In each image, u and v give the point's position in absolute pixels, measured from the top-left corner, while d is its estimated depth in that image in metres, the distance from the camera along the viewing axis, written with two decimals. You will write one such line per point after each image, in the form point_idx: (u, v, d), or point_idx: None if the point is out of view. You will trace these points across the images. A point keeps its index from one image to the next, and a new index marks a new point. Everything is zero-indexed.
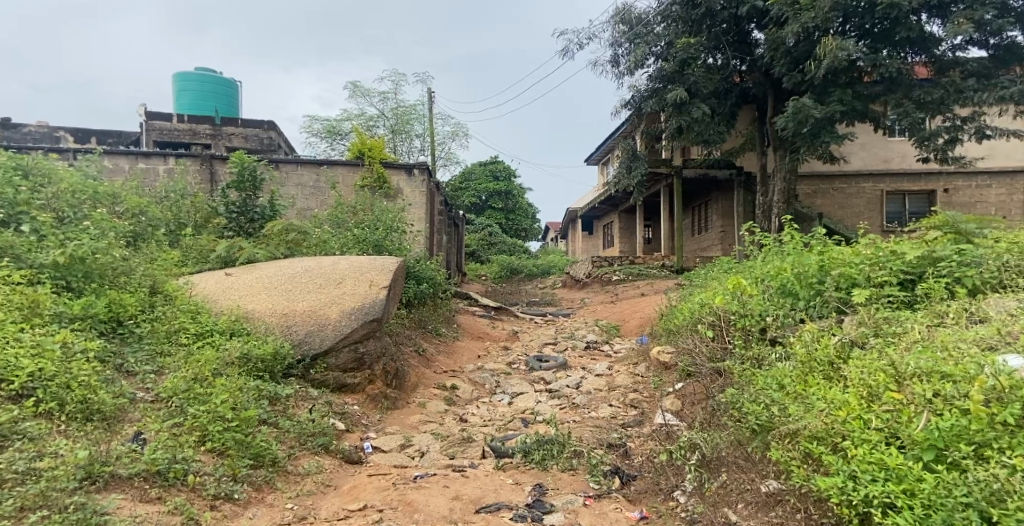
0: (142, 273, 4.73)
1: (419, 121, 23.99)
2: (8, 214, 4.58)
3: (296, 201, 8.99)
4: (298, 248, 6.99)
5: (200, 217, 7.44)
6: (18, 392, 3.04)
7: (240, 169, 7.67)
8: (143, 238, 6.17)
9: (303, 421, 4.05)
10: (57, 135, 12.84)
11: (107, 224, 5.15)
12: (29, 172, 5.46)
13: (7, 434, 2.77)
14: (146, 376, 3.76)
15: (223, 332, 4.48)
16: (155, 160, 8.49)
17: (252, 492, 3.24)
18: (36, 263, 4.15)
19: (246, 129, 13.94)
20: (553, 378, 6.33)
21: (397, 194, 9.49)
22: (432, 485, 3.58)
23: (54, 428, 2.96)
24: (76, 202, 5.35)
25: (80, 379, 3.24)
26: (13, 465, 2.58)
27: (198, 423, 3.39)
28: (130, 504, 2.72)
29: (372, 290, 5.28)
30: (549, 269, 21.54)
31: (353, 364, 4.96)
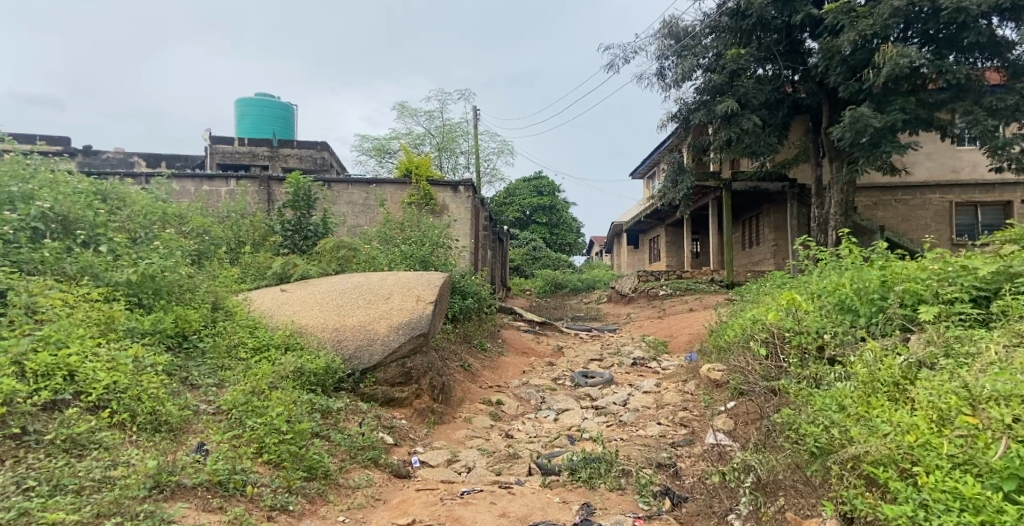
0: (205, 290, 4.96)
1: (465, 138, 24.32)
2: (89, 235, 4.88)
3: (347, 219, 9.26)
4: (348, 264, 7.21)
5: (258, 235, 7.72)
6: (94, 403, 3.21)
7: (297, 189, 8.04)
8: (208, 257, 6.46)
9: (353, 435, 4.13)
10: (132, 161, 13.66)
11: (175, 244, 5.42)
12: (107, 196, 5.83)
13: (85, 443, 2.93)
14: (209, 389, 3.92)
15: (279, 346, 4.63)
16: (216, 182, 8.89)
17: (306, 504, 3.32)
18: (112, 280, 4.40)
19: (301, 150, 14.47)
20: (600, 394, 6.27)
21: (443, 211, 9.63)
22: (479, 501, 3.59)
23: (126, 438, 3.11)
24: (147, 222, 5.70)
25: (150, 391, 3.42)
26: (91, 473, 2.72)
27: (255, 435, 3.51)
28: (194, 513, 2.83)
29: (418, 305, 5.38)
30: (594, 283, 21.34)
31: (400, 378, 5.02)
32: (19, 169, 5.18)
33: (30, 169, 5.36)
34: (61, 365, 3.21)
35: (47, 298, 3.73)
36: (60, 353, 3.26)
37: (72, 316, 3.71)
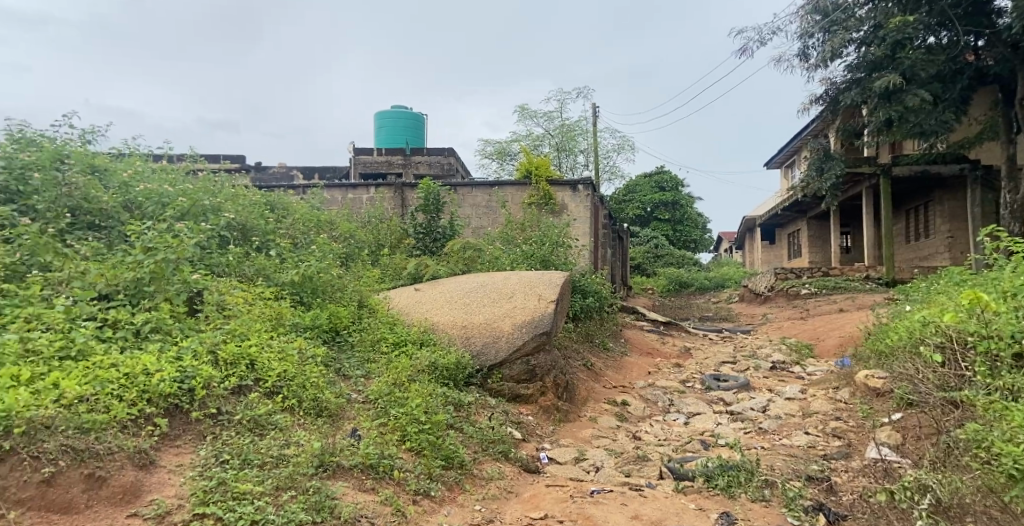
0: (353, 289, 5.31)
1: (584, 137, 24.10)
2: (262, 241, 5.52)
3: (471, 221, 9.52)
4: (473, 265, 7.38)
5: (394, 237, 8.16)
6: (271, 389, 3.53)
7: (427, 194, 8.44)
8: (352, 259, 6.94)
9: (484, 428, 4.21)
10: (293, 174, 15.12)
11: (326, 247, 5.89)
12: (275, 206, 6.49)
13: (265, 424, 3.23)
14: (358, 380, 4.18)
15: (415, 342, 4.86)
16: (359, 190, 9.55)
17: (445, 491, 3.42)
18: (280, 281, 4.89)
19: (431, 157, 15.13)
20: (735, 400, 5.88)
21: (562, 210, 9.57)
22: (609, 501, 3.49)
23: (294, 421, 3.40)
24: (306, 229, 6.27)
25: (312, 380, 3.71)
26: (270, 451, 3.00)
27: (398, 424, 3.70)
28: (352, 492, 3.02)
29: (541, 304, 5.36)
30: (723, 281, 20.18)
31: (524, 375, 5.04)
32: (210, 185, 5.95)
33: (218, 186, 6.12)
34: (244, 354, 3.58)
35: (232, 297, 4.19)
36: (243, 343, 3.64)
37: (250, 312, 4.13)
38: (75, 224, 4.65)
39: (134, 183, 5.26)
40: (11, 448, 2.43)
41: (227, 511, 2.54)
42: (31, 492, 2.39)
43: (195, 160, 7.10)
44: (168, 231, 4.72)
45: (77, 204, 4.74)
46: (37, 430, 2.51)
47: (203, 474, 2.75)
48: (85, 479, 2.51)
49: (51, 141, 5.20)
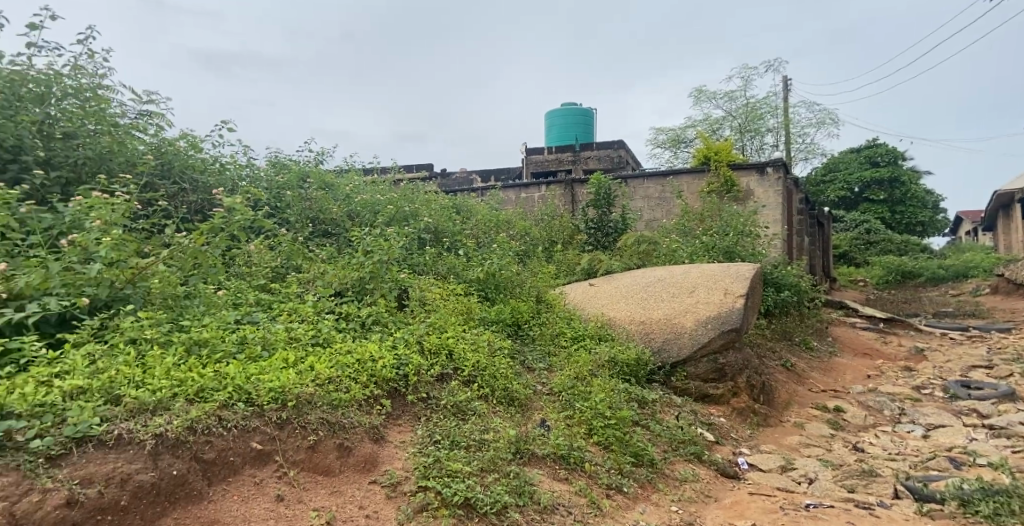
0: (530, 285, 5.49)
1: (772, 114, 22.30)
2: (451, 241, 5.93)
3: (643, 214, 9.27)
4: (649, 258, 7.20)
5: (566, 234, 8.24)
6: (468, 378, 3.79)
7: (597, 189, 8.45)
8: (529, 255, 7.18)
9: (672, 428, 4.09)
10: (472, 178, 16.07)
11: (508, 245, 6.19)
12: (460, 209, 6.96)
13: (465, 409, 3.49)
14: (541, 372, 4.32)
15: (593, 337, 4.91)
16: (531, 189, 9.86)
17: (638, 489, 3.39)
18: (467, 278, 5.23)
19: (600, 152, 15.12)
20: (995, 412, 5.02)
21: (747, 197, 8.92)
22: (831, 518, 3.18)
23: (490, 408, 3.62)
24: (487, 229, 6.67)
25: (501, 371, 3.92)
26: (472, 434, 3.23)
27: (584, 417, 3.76)
28: (547, 480, 3.16)
29: (727, 298, 5.02)
30: (970, 267, 17.16)
31: (713, 375, 4.81)
32: (409, 193, 6.64)
33: (416, 193, 6.80)
34: (443, 344, 3.88)
35: (431, 293, 4.59)
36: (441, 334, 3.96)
37: (444, 306, 4.49)
38: (313, 231, 5.49)
39: (354, 194, 6.02)
40: (290, 415, 2.92)
41: (445, 487, 2.80)
42: (302, 455, 2.84)
43: (394, 169, 7.94)
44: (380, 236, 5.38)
45: (317, 214, 5.61)
46: (301, 404, 2.98)
47: (421, 451, 3.07)
48: (337, 448, 2.94)
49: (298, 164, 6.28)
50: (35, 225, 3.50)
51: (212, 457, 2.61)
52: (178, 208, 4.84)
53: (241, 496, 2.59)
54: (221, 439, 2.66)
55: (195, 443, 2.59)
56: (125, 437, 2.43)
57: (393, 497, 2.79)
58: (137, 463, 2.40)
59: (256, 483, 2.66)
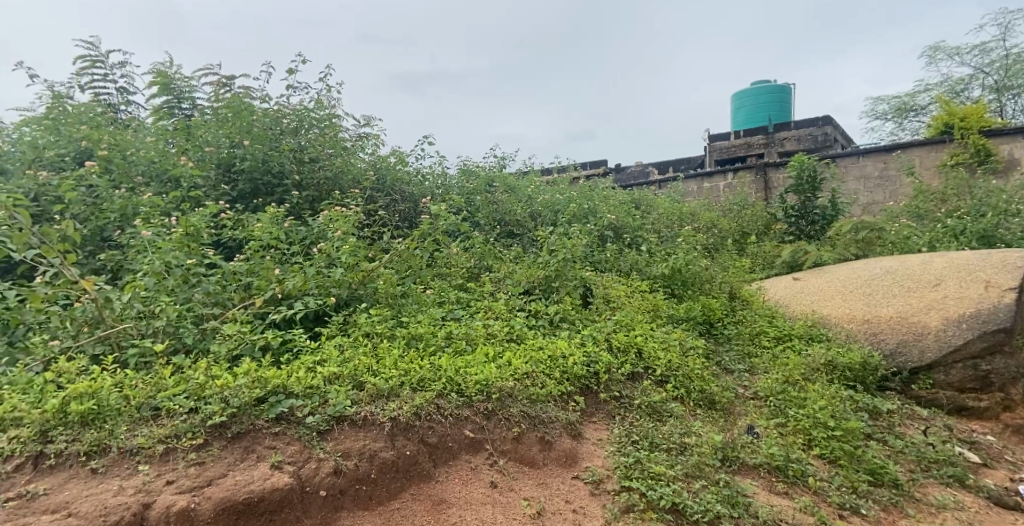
0: (721, 280, 5.12)
1: None
2: (632, 237, 5.82)
3: (859, 196, 8.19)
4: (872, 247, 6.31)
5: (762, 224, 7.59)
6: (661, 378, 3.63)
7: (799, 172, 7.39)
8: (718, 248, 6.76)
9: (920, 445, 3.49)
10: (648, 170, 15.53)
11: (693, 239, 5.98)
12: (640, 203, 7.03)
13: (662, 410, 3.36)
14: (742, 375, 4.00)
15: (802, 337, 4.41)
16: (716, 178, 9.25)
17: (880, 512, 2.92)
18: (651, 275, 5.07)
19: None
20: None
21: (1011, 167, 7.40)
22: None
23: (688, 411, 3.44)
24: (669, 224, 6.48)
25: (696, 372, 3.69)
26: (673, 437, 3.10)
27: (801, 426, 3.40)
28: (764, 493, 2.89)
29: (987, 294, 4.20)
30: None
31: (973, 384, 4.05)
32: (586, 191, 6.66)
33: (593, 190, 6.83)
34: (630, 342, 3.77)
35: (615, 290, 4.53)
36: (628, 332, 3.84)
37: (629, 303, 4.38)
38: (501, 232, 5.66)
39: (536, 194, 6.15)
40: (495, 406, 3.00)
41: (651, 489, 2.72)
42: (509, 445, 2.91)
43: (569, 168, 7.98)
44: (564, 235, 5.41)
45: (503, 216, 5.79)
46: (504, 397, 3.06)
47: (621, 450, 3.01)
48: (540, 441, 2.97)
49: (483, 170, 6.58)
50: (294, 236, 4.10)
51: (435, 441, 2.77)
52: (391, 215, 5.24)
53: (461, 478, 2.72)
54: (441, 426, 2.83)
55: (421, 427, 2.77)
56: (371, 418, 2.70)
57: (597, 494, 2.75)
58: (379, 441, 2.64)
59: (472, 468, 2.78)
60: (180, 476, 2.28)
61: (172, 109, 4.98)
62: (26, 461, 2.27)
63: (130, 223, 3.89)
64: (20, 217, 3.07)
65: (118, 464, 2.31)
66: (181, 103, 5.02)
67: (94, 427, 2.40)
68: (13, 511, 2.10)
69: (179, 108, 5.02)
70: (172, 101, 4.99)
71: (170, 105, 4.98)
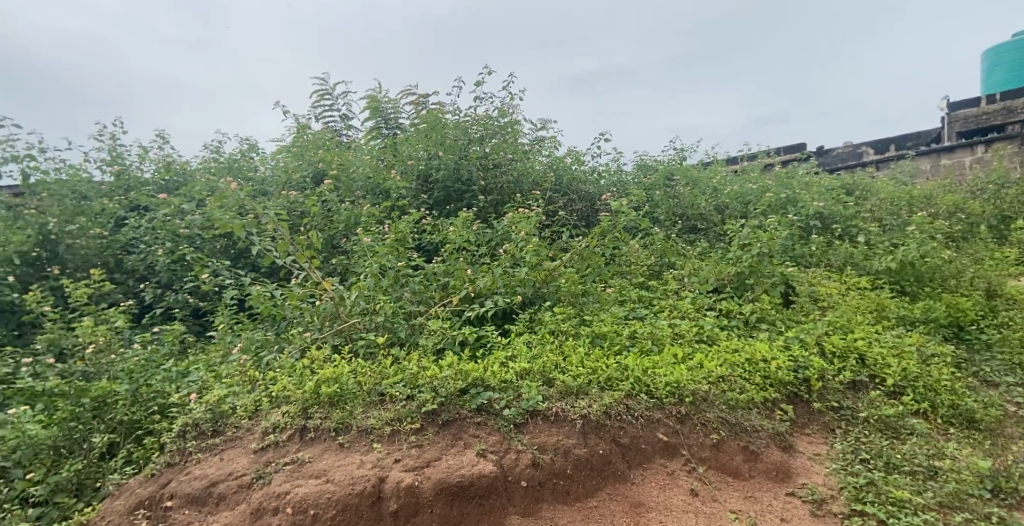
0: (973, 274, 4.32)
1: None
2: (844, 228, 5.16)
3: None
4: None
5: None
6: (894, 389, 3.11)
7: None
8: (968, 237, 5.63)
9: None
10: None
11: (930, 226, 5.07)
12: (854, 189, 6.23)
13: (898, 426, 2.90)
14: (1012, 389, 3.26)
15: None
16: (959, 152, 7.76)
17: None
18: (873, 269, 4.41)
19: None
20: None
21: None
22: None
23: (934, 428, 2.93)
24: (896, 208, 5.60)
25: (944, 383, 3.12)
26: (917, 459, 2.69)
27: None
28: None
29: None
30: None
31: None
32: (786, 178, 6.09)
33: (793, 176, 6.20)
34: (850, 348, 3.27)
35: (825, 287, 4.08)
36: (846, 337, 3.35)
37: (844, 303, 3.88)
38: (683, 227, 5.44)
39: (722, 185, 5.77)
40: (688, 410, 2.84)
41: (894, 518, 2.41)
42: (707, 452, 2.75)
43: (761, 154, 7.26)
44: (759, 228, 4.95)
45: (685, 210, 5.55)
46: (698, 401, 2.88)
47: (848, 468, 2.69)
48: (743, 451, 2.76)
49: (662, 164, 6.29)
50: (482, 238, 4.31)
51: (627, 442, 2.72)
52: (570, 214, 5.33)
53: (658, 483, 2.64)
54: (633, 427, 2.76)
55: (612, 427, 2.74)
56: (562, 415, 2.74)
57: (820, 515, 2.50)
58: (573, 438, 2.66)
59: (668, 473, 2.67)
60: (405, 456, 2.53)
61: (380, 129, 5.62)
62: (292, 433, 2.70)
63: (354, 231, 4.49)
64: (282, 231, 3.84)
65: (358, 441, 2.63)
66: (388, 123, 5.64)
67: (338, 407, 2.77)
68: (286, 474, 2.50)
69: (386, 128, 5.65)
70: (381, 122, 5.62)
71: (378, 126, 5.63)
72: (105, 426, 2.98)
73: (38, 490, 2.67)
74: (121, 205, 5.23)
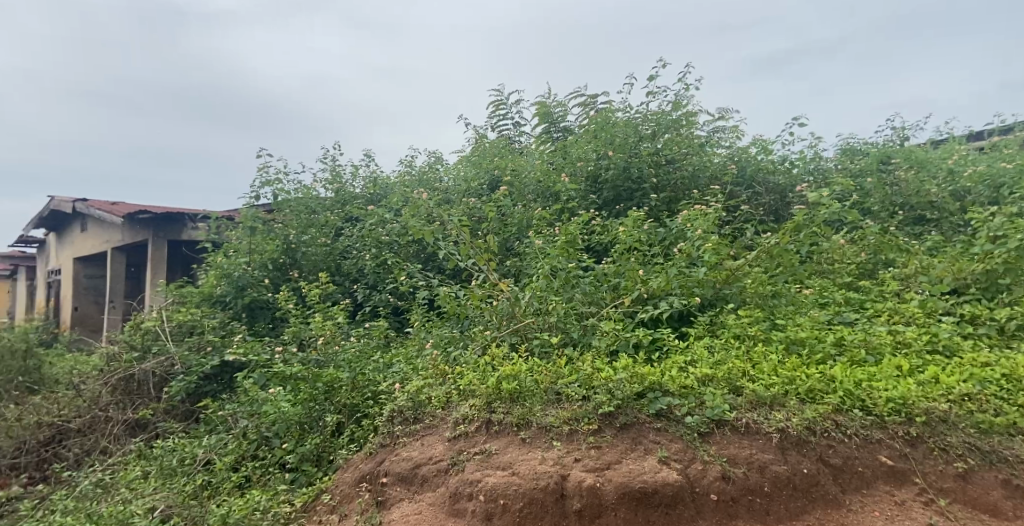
0: None
1: None
2: None
3: None
4: None
5: None
6: None
7: None
8: None
9: None
10: None
11: None
12: None
13: None
14: None
15: None
16: None
17: None
18: None
19: None
20: None
21: None
22: None
23: None
24: None
25: None
26: None
27: None
28: None
29: None
30: None
31: None
32: None
33: None
34: None
35: None
36: None
37: None
38: (906, 218, 4.70)
39: (959, 166, 4.92)
40: (921, 432, 2.45)
41: None
42: (952, 484, 2.32)
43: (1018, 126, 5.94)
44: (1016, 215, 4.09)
45: (907, 198, 4.78)
46: (934, 422, 2.47)
47: None
48: (1003, 485, 2.30)
49: (873, 147, 5.51)
50: (654, 237, 4.11)
51: (839, 463, 2.40)
52: (755, 209, 4.89)
53: (883, 513, 2.27)
54: (845, 446, 2.44)
55: (819, 445, 2.44)
56: (755, 427, 2.50)
57: None
58: (769, 453, 2.42)
59: (897, 503, 2.29)
60: (585, 456, 2.52)
61: (549, 134, 5.72)
62: (479, 426, 2.84)
63: (526, 234, 4.68)
64: (463, 235, 4.12)
65: (539, 438, 2.69)
66: (556, 128, 5.72)
67: (519, 404, 2.86)
68: (476, 464, 2.63)
69: (554, 132, 5.73)
70: (549, 127, 5.72)
71: (546, 131, 5.73)
72: (334, 407, 3.48)
73: (292, 458, 3.26)
74: (339, 216, 6.01)
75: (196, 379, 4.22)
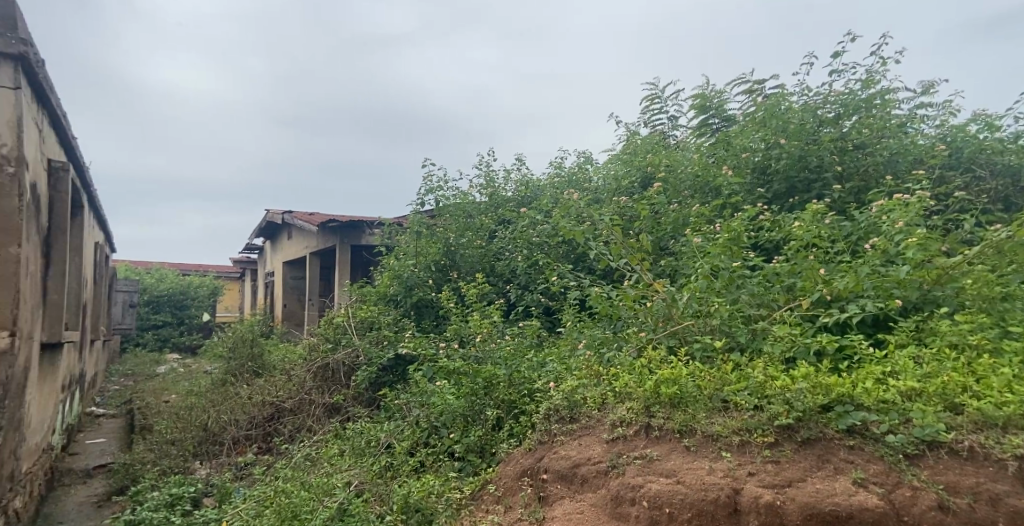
0: None
1: None
2: None
3: None
4: None
5: None
6: None
7: None
8: None
9: None
10: None
11: None
12: None
13: None
14: None
15: None
16: None
17: None
18: None
19: None
20: None
21: None
22: None
23: None
24: None
25: None
26: None
27: None
28: None
29: None
30: None
31: None
32: None
33: None
34: None
35: None
36: None
37: None
38: None
39: None
40: None
41: None
42: None
43: None
44: None
45: None
46: None
47: None
48: None
49: None
50: (838, 233, 3.73)
51: None
52: (977, 195, 4.24)
53: None
54: None
55: None
56: (981, 452, 2.15)
57: None
58: (1005, 484, 2.06)
59: None
60: (760, 470, 2.33)
61: (708, 125, 5.44)
62: (638, 430, 2.76)
63: (681, 232, 4.49)
64: (614, 235, 4.05)
65: (705, 447, 2.55)
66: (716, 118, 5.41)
67: (680, 410, 2.73)
68: (637, 469, 2.55)
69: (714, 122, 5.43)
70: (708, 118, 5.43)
71: (705, 121, 5.45)
72: (493, 402, 3.58)
73: (460, 446, 3.41)
74: (493, 219, 6.23)
75: (376, 370, 4.67)
